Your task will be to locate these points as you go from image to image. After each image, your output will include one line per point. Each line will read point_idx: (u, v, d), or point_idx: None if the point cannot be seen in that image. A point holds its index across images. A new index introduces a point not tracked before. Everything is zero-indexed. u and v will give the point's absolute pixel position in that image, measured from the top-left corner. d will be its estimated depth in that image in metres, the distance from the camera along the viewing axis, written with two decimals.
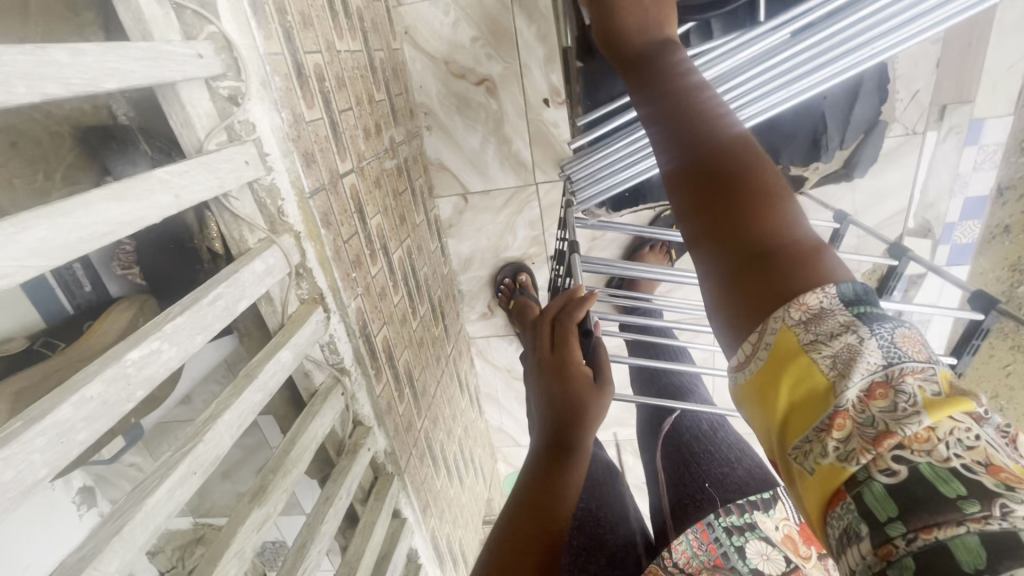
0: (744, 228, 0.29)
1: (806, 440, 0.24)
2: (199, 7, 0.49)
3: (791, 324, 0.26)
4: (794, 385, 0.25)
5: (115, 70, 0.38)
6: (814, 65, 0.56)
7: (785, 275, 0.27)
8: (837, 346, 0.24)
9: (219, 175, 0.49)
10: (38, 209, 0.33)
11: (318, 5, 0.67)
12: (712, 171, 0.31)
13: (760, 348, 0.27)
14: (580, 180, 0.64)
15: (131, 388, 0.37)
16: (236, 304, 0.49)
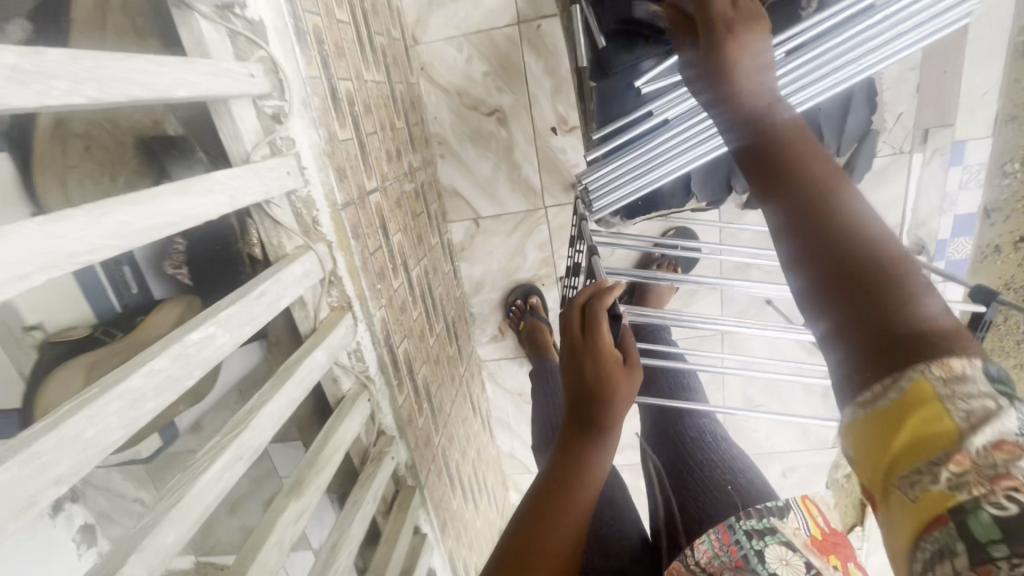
0: (873, 309, 0.29)
1: (918, 471, 0.25)
2: (250, 33, 0.53)
3: (929, 376, 0.26)
4: (916, 424, 0.26)
5: (186, 81, 0.43)
6: (808, 81, 0.61)
7: (922, 353, 0.27)
8: (974, 403, 0.25)
9: (265, 182, 0.53)
10: (122, 196, 0.36)
11: (349, 39, 0.73)
12: (836, 247, 0.32)
13: (888, 391, 0.28)
14: (596, 190, 0.67)
15: (191, 366, 0.39)
16: (278, 301, 0.51)
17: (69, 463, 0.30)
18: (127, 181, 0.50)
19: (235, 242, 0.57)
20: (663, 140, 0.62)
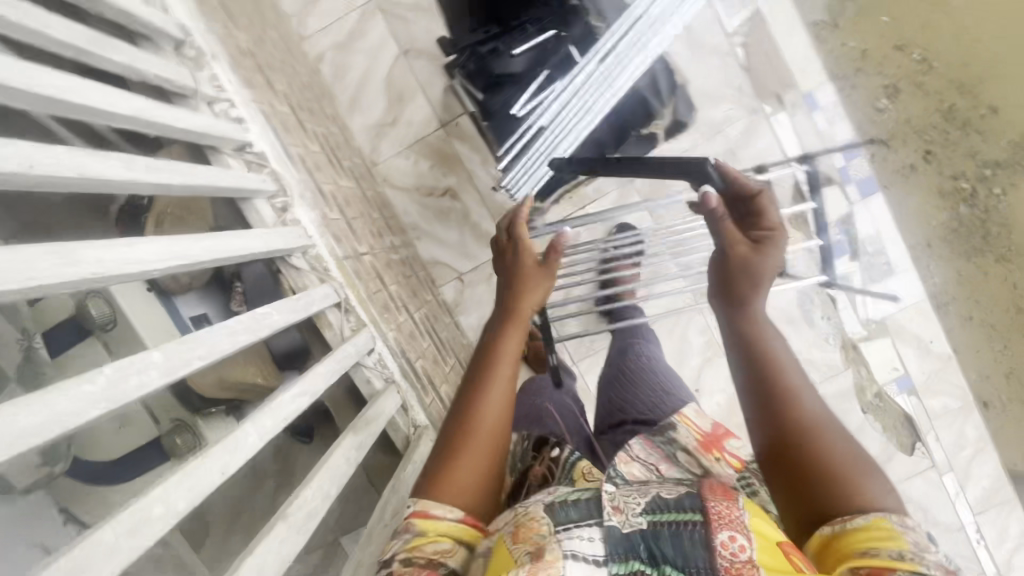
0: (807, 451, 0.58)
1: (882, 549, 0.50)
2: (259, 160, 0.85)
3: (885, 516, 0.53)
4: (878, 536, 0.51)
5: (221, 181, 0.71)
6: (619, 72, 0.90)
7: (831, 474, 0.56)
8: (919, 547, 0.51)
9: (284, 238, 0.79)
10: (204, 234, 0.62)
11: (323, 162, 1.05)
12: (792, 418, 0.61)
13: (854, 516, 0.54)
14: (513, 186, 0.93)
15: (261, 324, 0.61)
16: (310, 305, 0.74)
17: (207, 350, 0.51)
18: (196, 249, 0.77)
19: (277, 288, 0.83)
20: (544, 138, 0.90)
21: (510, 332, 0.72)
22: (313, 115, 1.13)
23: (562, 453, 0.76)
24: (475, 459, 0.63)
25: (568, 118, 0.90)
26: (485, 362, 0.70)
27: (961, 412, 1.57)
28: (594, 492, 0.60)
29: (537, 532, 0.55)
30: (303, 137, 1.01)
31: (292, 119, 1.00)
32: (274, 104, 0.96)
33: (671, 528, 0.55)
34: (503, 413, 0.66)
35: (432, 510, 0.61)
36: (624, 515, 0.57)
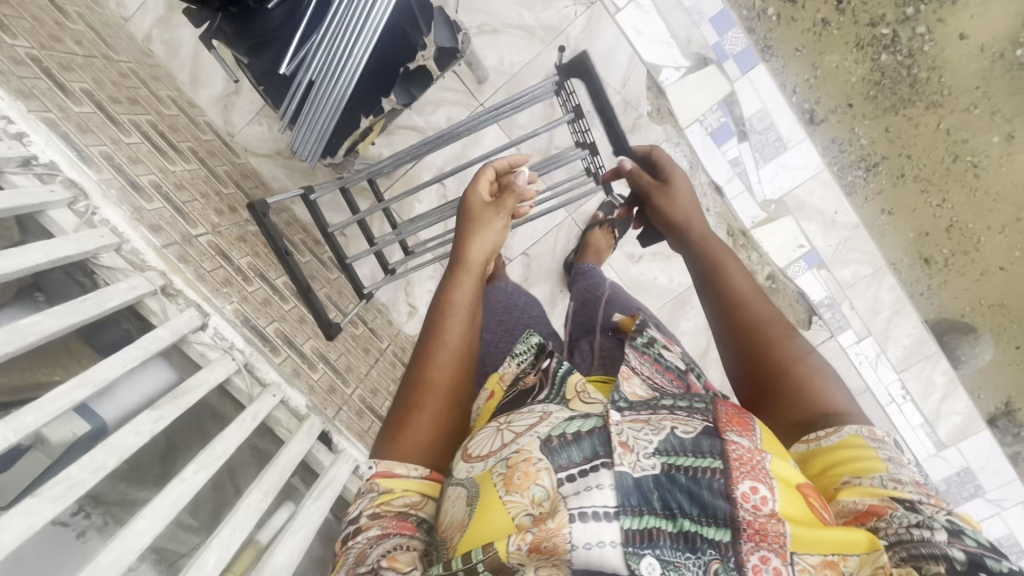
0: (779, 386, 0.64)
1: (862, 478, 0.53)
2: (49, 170, 0.89)
3: (859, 432, 0.58)
4: (861, 464, 0.54)
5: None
6: (370, 11, 0.85)
7: (795, 407, 0.62)
8: (904, 474, 0.53)
9: (78, 241, 0.85)
10: None
11: (145, 151, 1.08)
12: (767, 359, 0.66)
13: (833, 437, 0.58)
14: (302, 148, 0.96)
15: (23, 334, 0.69)
16: (105, 302, 0.82)
17: None
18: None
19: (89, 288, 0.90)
20: (317, 98, 0.91)
21: (456, 291, 0.75)
22: (135, 102, 1.14)
23: (551, 365, 0.66)
24: (424, 422, 0.65)
25: (335, 72, 0.89)
26: (436, 320, 0.72)
27: (874, 277, 1.55)
28: (600, 427, 0.53)
29: (535, 478, 0.51)
30: (115, 132, 1.04)
31: (97, 116, 1.02)
32: (69, 105, 0.98)
33: (688, 474, 0.51)
34: (455, 368, 0.69)
35: (394, 469, 0.62)
36: (633, 455, 0.51)
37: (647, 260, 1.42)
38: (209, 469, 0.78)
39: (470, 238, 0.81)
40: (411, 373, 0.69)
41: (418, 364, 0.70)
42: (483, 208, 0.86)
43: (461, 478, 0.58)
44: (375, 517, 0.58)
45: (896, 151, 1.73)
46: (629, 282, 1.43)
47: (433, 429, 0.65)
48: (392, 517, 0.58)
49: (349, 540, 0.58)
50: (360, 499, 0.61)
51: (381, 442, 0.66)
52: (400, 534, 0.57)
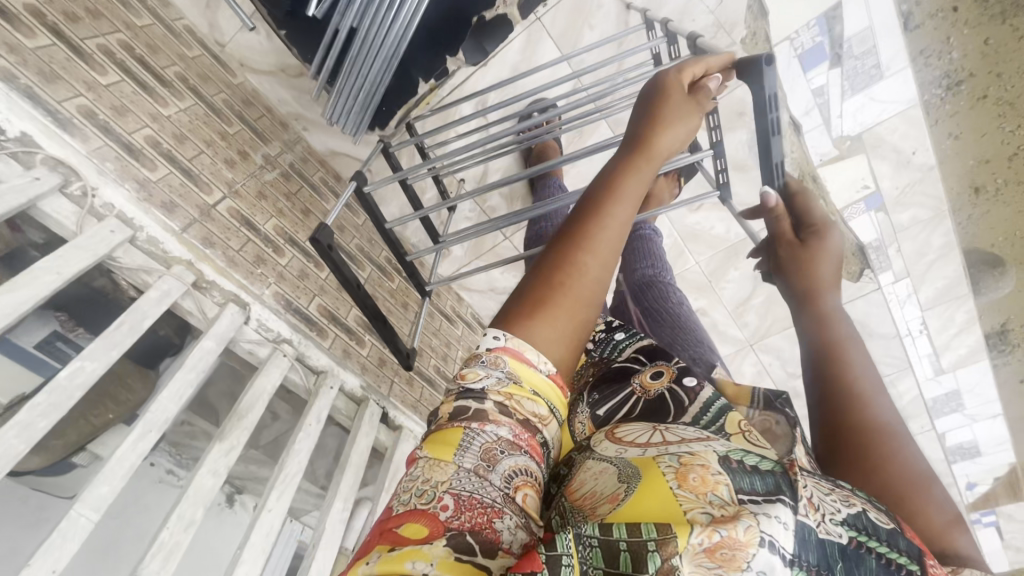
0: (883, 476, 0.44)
1: None
2: (25, 146, 0.69)
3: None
4: None
5: None
6: None
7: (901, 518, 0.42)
8: None
9: (89, 246, 0.70)
10: None
11: (130, 92, 0.86)
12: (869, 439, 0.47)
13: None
14: (342, 119, 0.81)
15: (69, 392, 0.60)
16: (141, 322, 0.71)
17: None
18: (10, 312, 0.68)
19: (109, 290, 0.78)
20: (357, 62, 0.73)
21: (632, 174, 0.53)
22: (97, 16, 0.88)
23: (698, 390, 0.49)
24: (560, 321, 0.47)
25: (380, 27, 0.69)
26: (599, 202, 0.52)
27: (931, 222, 1.40)
28: (784, 467, 0.38)
29: (712, 487, 0.35)
30: (86, 71, 0.81)
31: (58, 50, 0.78)
32: (20, 40, 0.73)
33: (880, 563, 0.36)
34: (607, 282, 0.50)
35: (528, 354, 0.45)
36: (819, 515, 0.37)
37: (706, 210, 1.33)
38: (289, 491, 0.78)
39: (656, 121, 0.57)
40: (559, 251, 0.50)
41: (564, 246, 0.50)
42: (683, 97, 0.59)
43: (608, 456, 0.43)
44: (505, 416, 0.41)
45: (986, 68, 1.16)
46: (682, 229, 1.36)
47: (561, 340, 0.47)
48: (527, 429, 0.42)
49: (473, 424, 0.40)
50: (484, 372, 0.43)
51: (505, 314, 0.48)
52: (530, 458, 0.41)
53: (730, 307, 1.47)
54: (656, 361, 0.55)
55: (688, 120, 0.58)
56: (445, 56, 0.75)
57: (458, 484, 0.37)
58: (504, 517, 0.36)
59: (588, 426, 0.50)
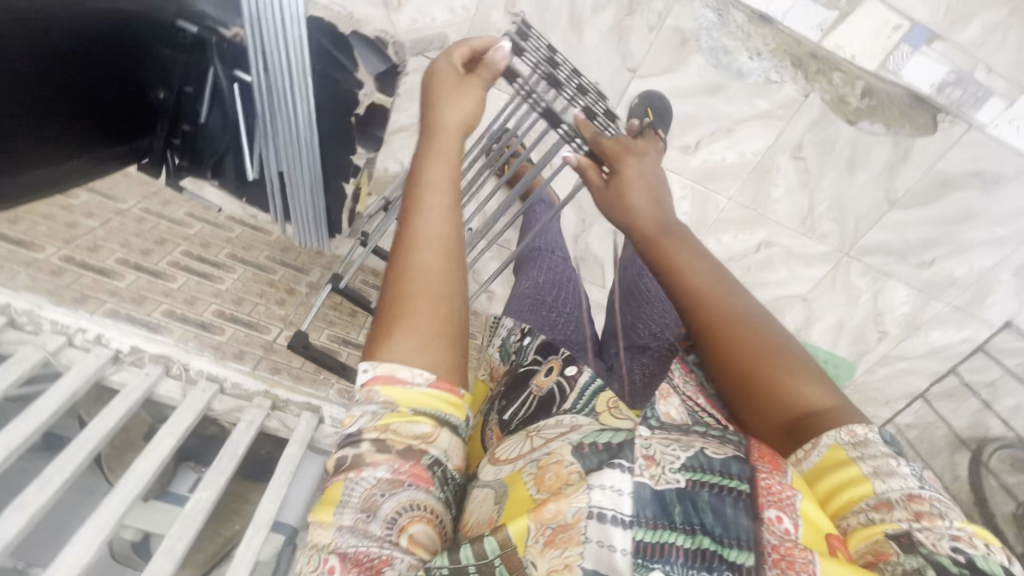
0: (768, 392, 0.56)
1: (860, 505, 0.46)
2: (135, 354, 0.99)
3: (844, 441, 0.50)
4: (844, 488, 0.48)
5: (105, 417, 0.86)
6: (285, 77, 0.78)
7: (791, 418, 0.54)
8: (882, 466, 0.48)
9: (189, 407, 0.95)
10: (111, 491, 0.81)
11: (196, 284, 1.14)
12: (744, 365, 0.57)
13: (815, 453, 0.52)
14: (309, 230, 0.99)
15: (194, 517, 0.82)
16: (237, 450, 0.93)
17: None
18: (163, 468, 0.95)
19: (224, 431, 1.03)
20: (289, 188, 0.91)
21: (433, 170, 0.60)
22: (164, 241, 1.19)
23: (577, 377, 0.62)
24: (421, 318, 0.52)
25: (291, 155, 0.87)
26: (412, 197, 0.58)
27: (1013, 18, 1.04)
28: (631, 437, 0.47)
29: (567, 479, 0.46)
30: (163, 284, 1.10)
31: (142, 279, 1.09)
32: (116, 285, 1.05)
33: (713, 492, 0.44)
34: (448, 260, 0.55)
35: (399, 373, 0.50)
36: (659, 468, 0.45)
37: (707, 145, 1.20)
38: None
39: (442, 111, 0.65)
40: (396, 257, 0.55)
41: (398, 251, 0.55)
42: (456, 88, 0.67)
43: (488, 481, 0.55)
44: (382, 454, 0.48)
45: None
46: (697, 174, 1.24)
47: (431, 333, 0.51)
48: (405, 459, 0.48)
49: (351, 475, 0.47)
50: (359, 412, 0.49)
51: (374, 335, 0.53)
52: (414, 487, 0.48)
53: (797, 226, 1.32)
54: (548, 358, 0.68)
55: (469, 99, 0.67)
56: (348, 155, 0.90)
57: (340, 543, 0.44)
58: (392, 564, 0.43)
59: (500, 431, 0.63)
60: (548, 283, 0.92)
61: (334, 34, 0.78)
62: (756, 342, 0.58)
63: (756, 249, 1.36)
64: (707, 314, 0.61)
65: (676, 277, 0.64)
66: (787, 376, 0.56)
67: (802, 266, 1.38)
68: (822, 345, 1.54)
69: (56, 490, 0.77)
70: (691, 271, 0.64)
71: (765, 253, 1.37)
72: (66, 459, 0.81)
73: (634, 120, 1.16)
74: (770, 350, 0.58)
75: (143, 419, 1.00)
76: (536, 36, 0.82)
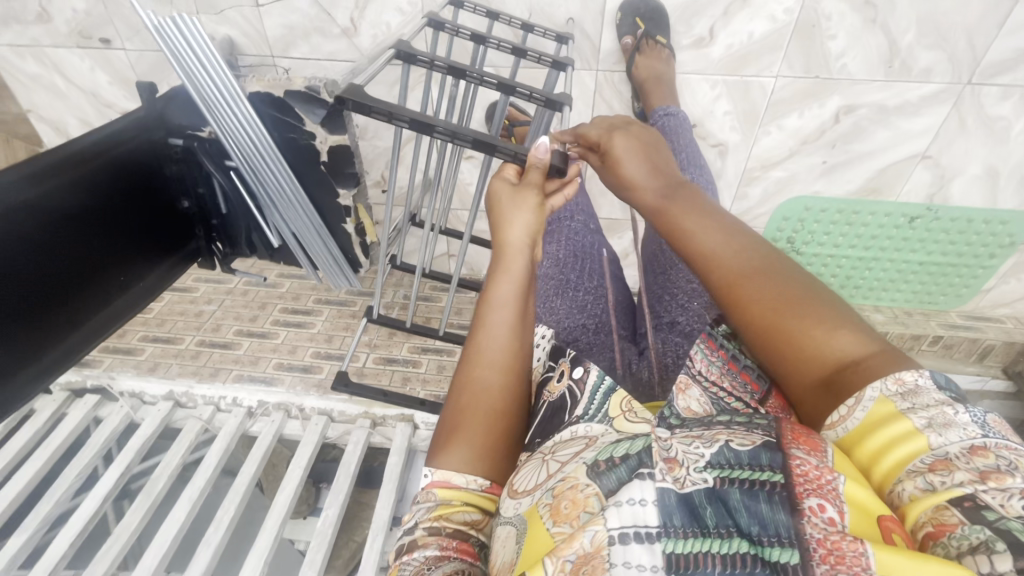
0: (802, 354, 0.44)
1: (912, 466, 0.36)
2: (264, 406, 1.20)
3: (887, 393, 0.39)
4: (894, 447, 0.38)
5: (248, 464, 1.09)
6: (240, 146, 0.83)
7: (834, 377, 0.42)
8: (934, 412, 0.37)
9: (308, 441, 1.14)
10: (266, 519, 1.03)
11: (294, 333, 1.33)
12: (770, 326, 0.45)
13: (857, 409, 0.41)
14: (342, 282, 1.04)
15: (325, 531, 1.01)
16: (351, 468, 1.09)
17: None
18: (307, 490, 1.17)
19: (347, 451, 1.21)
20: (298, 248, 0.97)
21: (497, 284, 0.56)
22: (265, 303, 1.40)
23: (586, 378, 0.55)
24: (475, 437, 0.50)
25: (284, 219, 0.92)
26: (480, 309, 0.56)
27: None
28: (646, 443, 0.42)
29: (584, 506, 0.40)
30: (270, 340, 1.31)
31: (254, 342, 1.30)
32: (237, 351, 1.28)
33: (744, 489, 0.37)
34: (511, 375, 0.53)
35: (453, 479, 0.49)
36: (683, 470, 0.39)
37: (723, 29, 1.01)
38: None
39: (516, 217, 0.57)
40: (466, 366, 0.54)
41: (467, 361, 0.54)
42: (512, 188, 0.59)
43: (508, 516, 0.46)
44: (432, 535, 0.46)
45: None
46: (723, 65, 1.05)
47: (486, 455, 0.50)
48: (451, 538, 0.46)
49: (404, 557, 0.45)
50: (416, 510, 0.49)
51: (439, 438, 0.52)
52: (460, 561, 0.44)
53: (880, 77, 1.03)
54: (559, 362, 0.59)
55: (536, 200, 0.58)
56: (334, 199, 0.93)
57: None
58: None
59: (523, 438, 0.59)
60: (570, 257, 0.80)
61: (270, 98, 0.82)
62: (785, 291, 0.45)
63: (835, 119, 1.10)
64: (722, 275, 0.48)
65: (681, 236, 0.52)
66: (825, 332, 0.43)
67: (905, 121, 1.09)
68: (974, 204, 1.20)
69: (228, 526, 1.05)
70: (696, 224, 0.51)
71: (848, 120, 1.10)
72: (231, 502, 1.07)
73: (626, 38, 1.01)
74: (804, 303, 0.45)
75: (286, 453, 1.22)
76: (473, 4, 0.89)
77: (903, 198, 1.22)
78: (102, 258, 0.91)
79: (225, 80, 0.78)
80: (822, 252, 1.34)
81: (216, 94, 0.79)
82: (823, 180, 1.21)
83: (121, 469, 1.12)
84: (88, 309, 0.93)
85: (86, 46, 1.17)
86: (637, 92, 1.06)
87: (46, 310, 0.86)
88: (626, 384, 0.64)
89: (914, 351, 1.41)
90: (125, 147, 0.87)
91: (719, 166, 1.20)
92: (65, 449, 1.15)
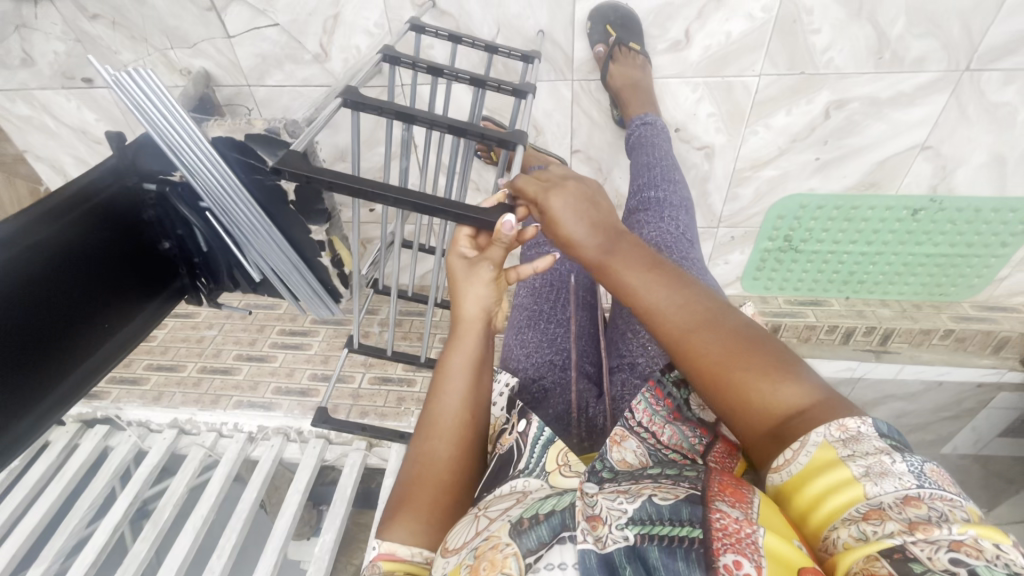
0: (748, 407, 0.44)
1: (847, 515, 0.36)
2: (265, 430, 1.23)
3: (831, 440, 0.39)
4: (833, 494, 0.38)
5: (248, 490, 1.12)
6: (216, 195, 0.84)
7: (778, 428, 0.43)
8: (873, 460, 0.37)
9: (306, 464, 1.16)
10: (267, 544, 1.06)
11: (291, 356, 1.35)
12: (717, 380, 0.46)
13: (801, 453, 0.40)
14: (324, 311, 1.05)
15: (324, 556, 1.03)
16: (347, 492, 1.11)
17: None
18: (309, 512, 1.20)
19: None
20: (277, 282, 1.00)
21: (453, 354, 0.58)
22: (262, 326, 1.42)
23: (528, 430, 0.55)
24: (427, 508, 0.51)
25: (263, 254, 0.93)
26: (437, 384, 0.58)
27: None
28: (571, 501, 0.44)
29: (502, 567, 0.39)
30: (268, 363, 1.33)
31: (252, 366, 1.32)
32: (237, 376, 1.30)
33: (663, 545, 0.39)
34: (464, 449, 0.54)
35: (398, 551, 0.49)
36: (605, 527, 0.41)
37: (699, 31, 0.97)
38: None
39: (466, 296, 0.59)
40: (422, 441, 0.55)
41: (425, 436, 0.55)
42: (465, 262, 0.60)
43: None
44: None
45: None
46: (702, 68, 1.01)
47: (437, 526, 0.51)
48: None
49: None
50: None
51: (390, 511, 0.52)
52: None
53: (870, 69, 0.98)
54: (511, 411, 0.60)
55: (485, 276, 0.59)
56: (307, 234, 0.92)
57: None
58: None
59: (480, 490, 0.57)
60: (546, 287, 0.80)
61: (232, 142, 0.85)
62: (728, 346, 0.46)
63: (825, 115, 1.05)
64: (671, 330, 0.49)
65: (630, 290, 0.53)
66: (767, 384, 0.44)
67: (901, 112, 1.03)
68: (979, 194, 1.14)
69: (231, 552, 1.08)
70: (643, 279, 0.52)
71: (839, 115, 1.05)
72: (233, 528, 1.10)
73: (599, 46, 0.98)
74: (747, 355, 0.45)
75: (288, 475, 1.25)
76: (435, 28, 0.86)
77: (903, 190, 1.16)
78: (88, 303, 0.93)
79: (186, 127, 0.77)
80: (821, 250, 1.29)
81: (179, 139, 0.79)
82: (817, 178, 1.16)
83: (131, 496, 1.16)
84: (88, 347, 0.95)
85: (69, 86, 1.19)
86: (614, 100, 1.03)
87: (37, 356, 0.87)
88: (576, 431, 0.64)
89: (924, 346, 1.36)
90: (106, 193, 0.89)
91: (706, 169, 1.17)
92: (78, 478, 1.20)
